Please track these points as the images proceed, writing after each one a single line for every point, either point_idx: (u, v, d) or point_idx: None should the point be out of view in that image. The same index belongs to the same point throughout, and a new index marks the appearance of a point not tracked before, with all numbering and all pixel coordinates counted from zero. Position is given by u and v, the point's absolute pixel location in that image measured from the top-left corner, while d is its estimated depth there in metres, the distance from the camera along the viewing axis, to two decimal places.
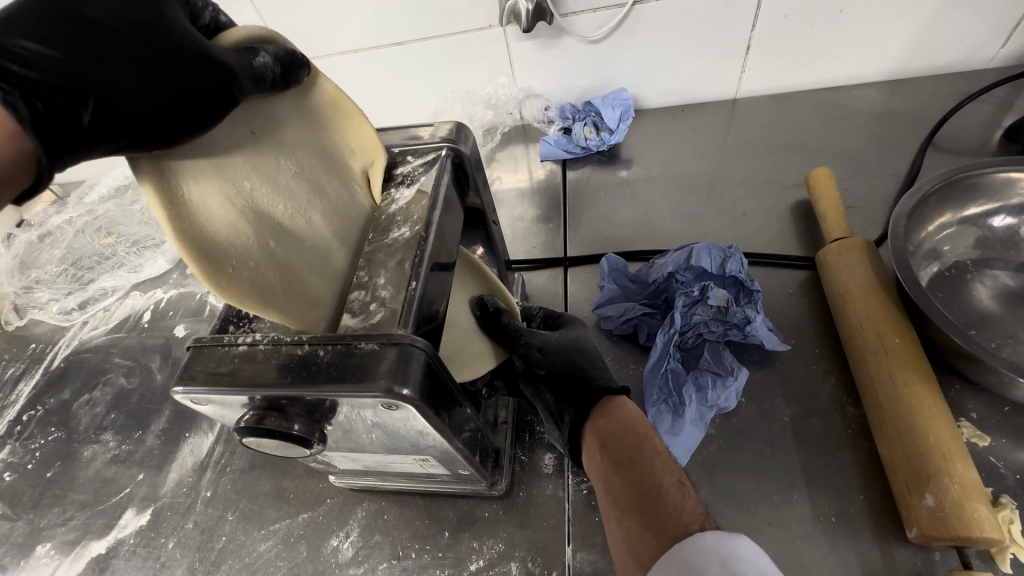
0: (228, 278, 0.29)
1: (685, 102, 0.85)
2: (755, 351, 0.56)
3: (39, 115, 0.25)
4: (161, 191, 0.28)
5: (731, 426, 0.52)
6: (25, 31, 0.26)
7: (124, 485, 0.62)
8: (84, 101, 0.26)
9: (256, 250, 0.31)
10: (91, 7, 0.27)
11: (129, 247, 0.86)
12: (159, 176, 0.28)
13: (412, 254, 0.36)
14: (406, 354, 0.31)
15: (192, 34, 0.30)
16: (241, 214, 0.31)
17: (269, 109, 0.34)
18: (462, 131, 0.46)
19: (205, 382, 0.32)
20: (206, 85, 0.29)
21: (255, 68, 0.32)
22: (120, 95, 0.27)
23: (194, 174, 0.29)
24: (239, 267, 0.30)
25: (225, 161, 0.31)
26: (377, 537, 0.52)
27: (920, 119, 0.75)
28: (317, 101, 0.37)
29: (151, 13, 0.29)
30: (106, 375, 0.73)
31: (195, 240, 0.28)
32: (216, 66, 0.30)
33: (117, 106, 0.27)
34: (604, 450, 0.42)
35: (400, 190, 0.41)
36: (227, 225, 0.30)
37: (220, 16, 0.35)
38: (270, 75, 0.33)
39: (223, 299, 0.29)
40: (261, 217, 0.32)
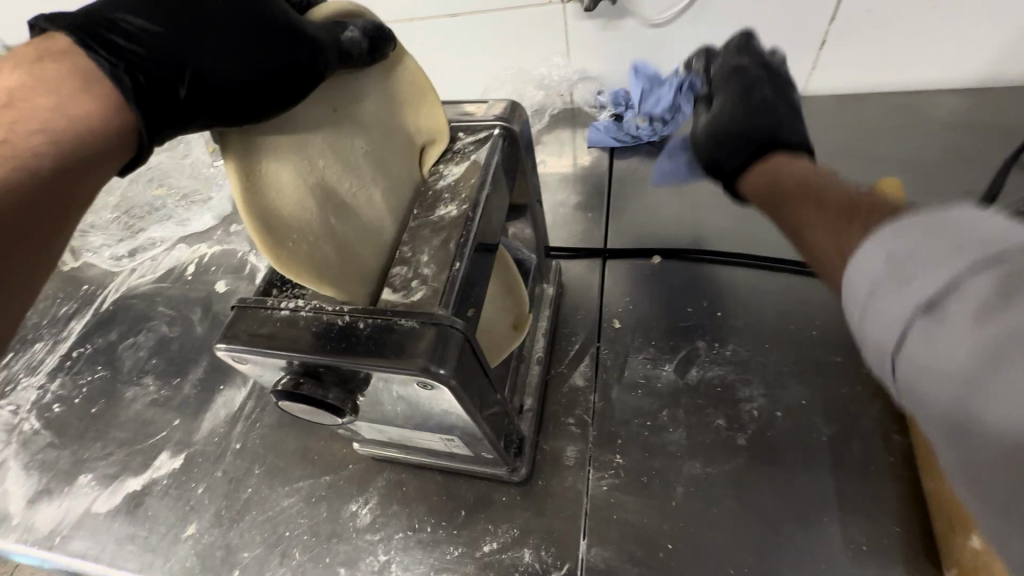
0: (289, 252, 0.31)
1: None
2: (797, 365, 0.54)
3: (141, 87, 0.25)
4: (241, 165, 0.30)
5: (764, 440, 0.50)
6: (129, 8, 0.26)
7: (160, 428, 0.65)
8: (182, 73, 0.26)
9: (319, 226, 0.32)
10: None
11: (179, 201, 0.89)
12: (243, 151, 0.30)
13: (458, 233, 0.35)
14: (444, 335, 0.30)
15: (282, 9, 0.30)
16: (310, 192, 0.32)
17: (353, 85, 0.36)
18: (516, 109, 0.44)
19: (248, 342, 0.32)
20: (295, 58, 0.29)
21: (342, 43, 0.32)
22: (215, 67, 0.27)
23: (274, 150, 0.31)
24: (300, 241, 0.31)
25: (304, 136, 0.32)
26: (395, 507, 0.53)
27: (1006, 133, 0.69)
28: (397, 80, 0.39)
29: None
30: (150, 322, 0.77)
31: (262, 215, 0.30)
32: (304, 39, 0.30)
33: (212, 81, 0.27)
34: (768, 183, 0.43)
35: (450, 167, 0.40)
36: (295, 202, 0.31)
37: None
38: (357, 50, 0.33)
39: (284, 271, 0.31)
40: (327, 193, 0.33)
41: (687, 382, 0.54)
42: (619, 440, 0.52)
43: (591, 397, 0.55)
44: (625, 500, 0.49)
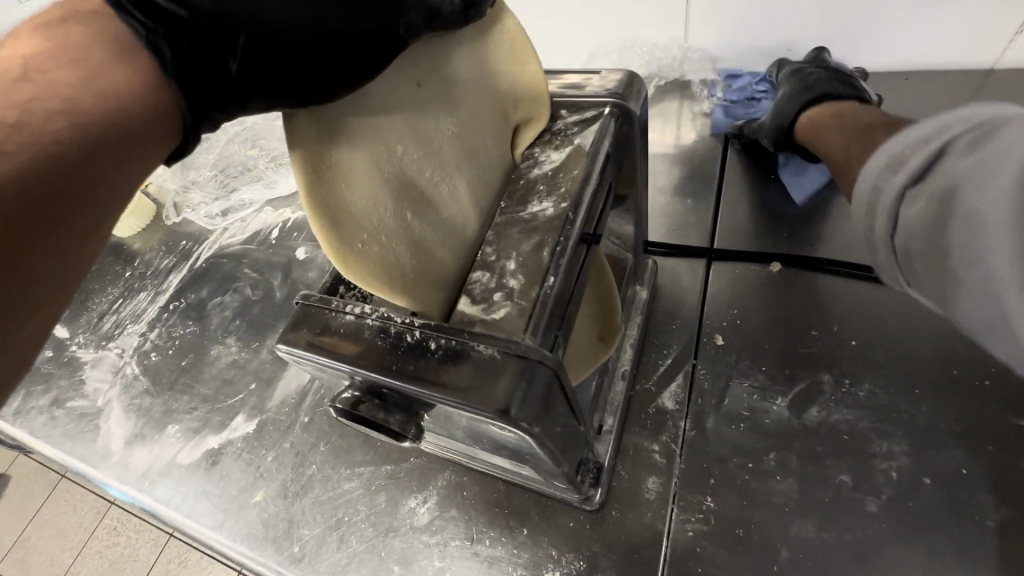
0: (357, 255, 0.27)
1: (912, 69, 0.65)
2: (956, 422, 0.43)
3: (186, 58, 0.22)
4: (310, 152, 0.25)
5: (903, 510, 0.40)
6: None
7: (239, 390, 0.67)
8: (235, 40, 0.22)
9: (393, 224, 0.28)
10: None
11: (268, 163, 0.90)
12: (313, 135, 0.26)
13: (554, 239, 0.29)
14: (531, 372, 0.25)
15: None
16: (385, 186, 0.28)
17: (442, 52, 0.30)
18: (633, 83, 0.36)
19: (309, 349, 0.29)
20: (371, 27, 0.25)
21: (432, 1, 0.27)
22: (273, 34, 0.23)
23: (347, 135, 0.26)
24: (370, 242, 0.27)
25: (382, 117, 0.27)
26: (454, 512, 0.50)
27: None
28: (495, 45, 0.32)
29: None
30: (236, 283, 0.79)
31: (329, 212, 0.26)
32: (375, 1, 0.26)
33: (270, 52, 0.23)
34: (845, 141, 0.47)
35: (549, 152, 0.33)
36: (367, 197, 0.27)
37: None
38: (448, 10, 0.27)
39: (350, 277, 0.27)
40: (403, 186, 0.28)
41: (804, 424, 0.45)
42: (712, 481, 0.45)
43: (682, 424, 0.48)
44: (715, 552, 0.42)
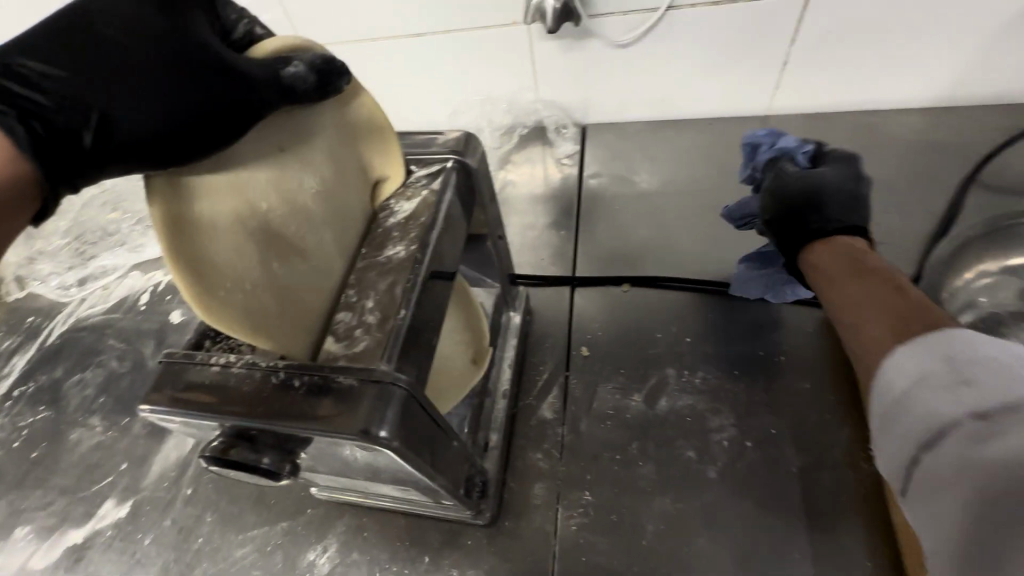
0: (220, 301, 0.29)
1: (714, 116, 0.81)
2: (767, 392, 0.53)
3: (39, 136, 0.23)
4: (169, 209, 0.27)
5: (735, 472, 0.49)
6: (30, 50, 0.24)
7: (107, 473, 0.61)
8: (87, 117, 0.24)
9: (258, 272, 0.30)
10: (102, 19, 0.25)
11: (133, 225, 0.85)
12: (171, 194, 0.28)
13: (405, 277, 0.33)
14: (386, 394, 0.28)
15: (212, 43, 0.28)
16: (249, 237, 0.30)
17: (303, 119, 0.33)
18: (471, 141, 0.43)
19: (173, 403, 0.30)
20: (225, 97, 0.27)
21: (282, 79, 0.30)
22: (127, 109, 0.25)
23: (208, 193, 0.29)
24: (234, 290, 0.29)
25: (245, 176, 0.30)
26: (355, 555, 0.50)
27: (963, 152, 0.70)
28: (353, 114, 0.36)
29: (167, 23, 0.27)
30: (99, 357, 0.72)
31: (190, 264, 0.28)
32: (236, 78, 0.28)
33: (125, 126, 0.25)
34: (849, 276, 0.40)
35: (401, 203, 0.38)
36: (230, 249, 0.29)
37: (256, 27, 0.32)
38: (302, 86, 0.31)
39: (214, 322, 0.29)
40: (268, 239, 0.31)
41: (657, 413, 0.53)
42: (588, 477, 0.50)
43: (560, 431, 0.53)
44: (595, 540, 0.47)
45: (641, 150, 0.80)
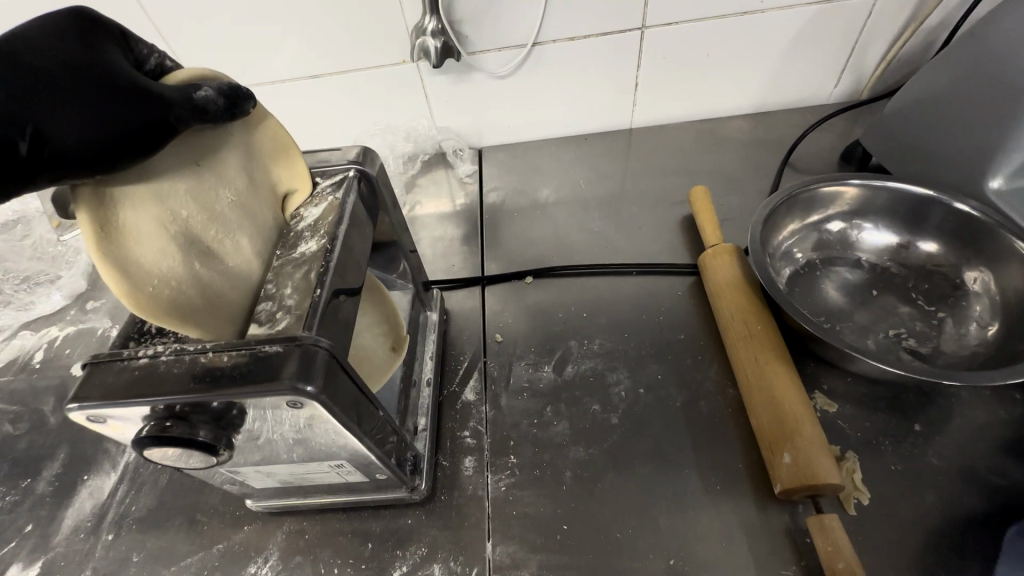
0: (149, 298, 0.32)
1: (589, 132, 0.94)
2: (651, 347, 0.63)
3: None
4: (95, 219, 0.31)
5: (633, 415, 0.57)
6: None
7: (7, 539, 0.57)
8: (21, 130, 0.28)
9: (184, 271, 0.34)
10: (28, 52, 0.30)
11: (18, 284, 0.80)
12: (95, 206, 0.31)
13: (318, 265, 0.39)
14: (309, 354, 0.33)
15: (130, 74, 0.33)
16: (174, 241, 0.34)
17: (213, 138, 0.38)
18: (369, 154, 0.49)
19: (102, 396, 0.32)
20: (146, 116, 0.32)
21: (195, 100, 0.35)
22: (59, 125, 0.29)
23: (130, 201, 0.32)
24: (161, 286, 0.33)
25: (163, 187, 0.34)
26: (298, 558, 0.51)
27: (778, 145, 0.88)
28: (259, 135, 0.42)
29: (88, 59, 0.32)
30: None
31: (119, 266, 0.31)
32: (153, 100, 0.33)
33: (57, 138, 0.29)
34: None
35: (310, 208, 0.44)
36: (156, 251, 0.33)
37: (166, 62, 0.39)
38: (212, 107, 0.36)
39: (144, 315, 0.32)
40: (189, 241, 0.35)
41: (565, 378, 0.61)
42: (512, 442, 0.56)
43: (483, 408, 0.59)
44: (523, 495, 0.52)
45: (531, 165, 0.91)
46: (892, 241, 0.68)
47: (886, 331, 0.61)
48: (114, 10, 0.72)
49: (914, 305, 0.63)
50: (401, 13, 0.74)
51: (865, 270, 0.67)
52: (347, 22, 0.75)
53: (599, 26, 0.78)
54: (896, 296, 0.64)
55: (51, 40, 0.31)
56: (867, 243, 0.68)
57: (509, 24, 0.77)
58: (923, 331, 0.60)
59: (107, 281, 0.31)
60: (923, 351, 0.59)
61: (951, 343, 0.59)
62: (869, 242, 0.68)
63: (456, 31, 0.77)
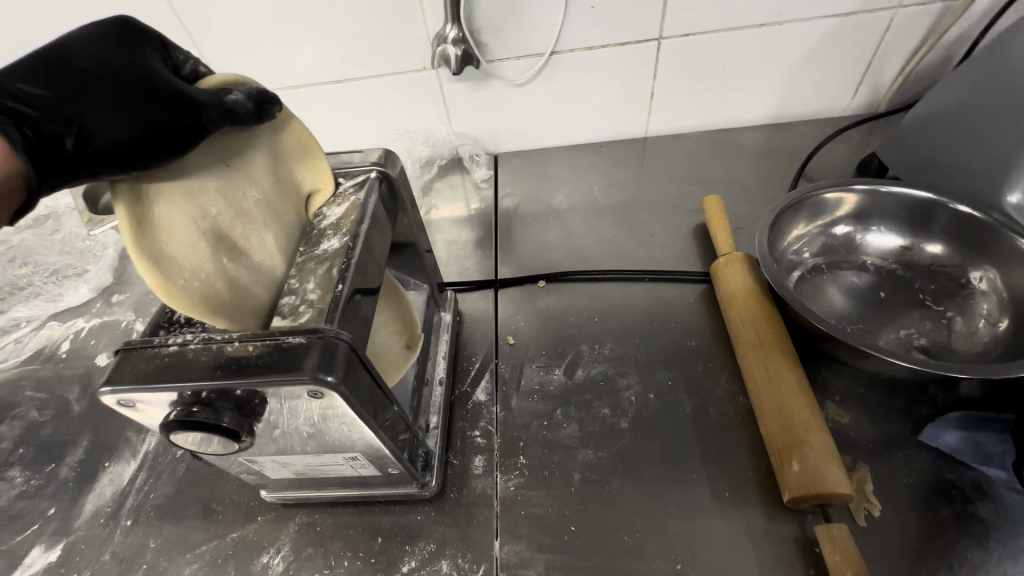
0: (181, 289, 0.33)
1: (603, 140, 0.95)
2: (662, 353, 0.63)
3: (29, 141, 0.28)
4: (132, 213, 0.32)
5: (643, 420, 0.57)
6: (16, 75, 0.29)
7: (31, 522, 0.59)
8: (67, 128, 0.30)
9: (211, 265, 0.35)
10: (77, 57, 0.32)
11: (47, 277, 0.83)
12: (133, 201, 0.33)
13: (340, 261, 0.40)
14: (330, 346, 0.34)
15: (167, 78, 0.35)
16: (203, 237, 0.35)
17: (242, 140, 0.40)
18: (391, 156, 0.51)
19: (134, 381, 0.34)
20: (182, 118, 0.34)
21: (227, 103, 0.37)
22: (101, 124, 0.31)
23: (164, 198, 0.34)
24: (192, 279, 0.34)
25: (194, 185, 0.36)
26: (310, 549, 0.52)
27: (793, 156, 0.88)
28: (285, 137, 0.43)
29: (130, 63, 0.34)
30: (15, 409, 0.69)
31: (153, 258, 0.32)
32: (188, 103, 0.35)
33: (98, 136, 0.31)
34: None
35: (333, 208, 0.45)
36: (187, 245, 0.34)
37: (201, 67, 0.41)
38: (243, 110, 0.38)
39: (175, 306, 0.33)
40: (218, 237, 0.36)
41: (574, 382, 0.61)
42: (522, 443, 0.57)
43: (494, 409, 0.60)
44: (532, 495, 0.53)
45: (546, 172, 0.92)
46: (900, 243, 0.69)
47: (898, 332, 0.62)
48: (149, 16, 0.75)
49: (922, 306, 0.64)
50: (424, 22, 0.76)
51: (872, 273, 0.68)
52: (370, 29, 0.77)
53: (617, 37, 0.80)
54: (904, 296, 0.65)
55: (98, 45, 0.33)
56: (874, 246, 0.70)
57: (528, 33, 0.79)
58: (932, 330, 0.62)
59: (142, 273, 0.32)
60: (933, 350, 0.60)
61: (962, 341, 0.60)
62: (875, 245, 0.70)
63: (477, 39, 0.79)
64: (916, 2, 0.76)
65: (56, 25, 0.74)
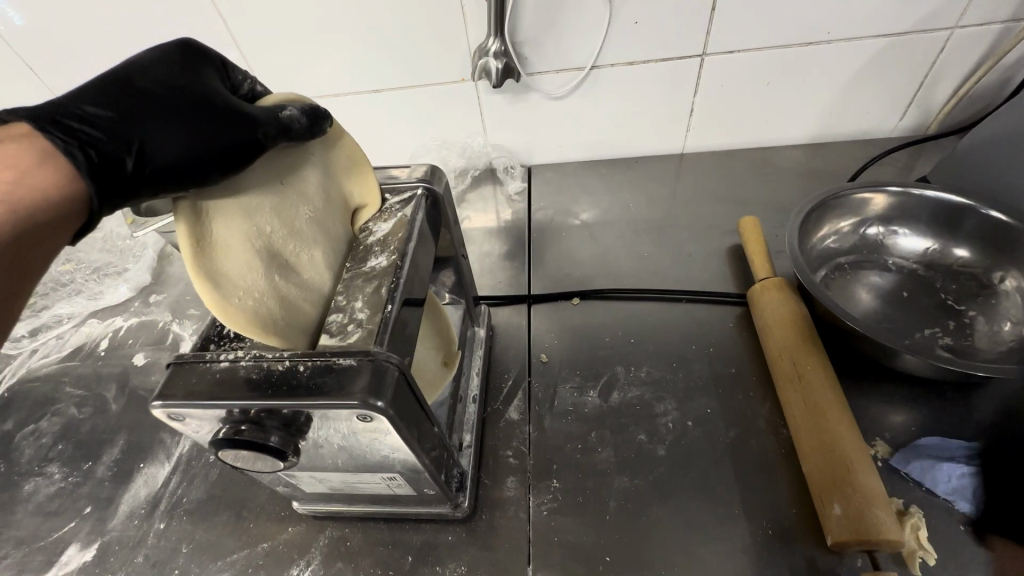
0: (236, 308, 0.33)
1: (639, 155, 0.94)
2: (700, 379, 0.61)
3: (91, 160, 0.30)
4: (193, 232, 0.33)
5: (680, 448, 0.56)
6: (88, 99, 0.31)
7: (67, 520, 0.59)
8: (129, 148, 0.31)
9: (265, 284, 0.35)
10: (143, 80, 0.34)
11: (89, 275, 0.85)
12: (193, 221, 0.33)
13: (389, 281, 0.40)
14: (380, 370, 0.34)
15: (224, 97, 0.36)
16: (258, 255, 0.35)
17: (296, 157, 0.40)
18: (436, 172, 0.50)
19: (185, 396, 0.34)
20: (237, 134, 0.34)
21: (281, 120, 0.37)
22: (159, 143, 0.32)
23: (222, 216, 0.34)
24: (246, 297, 0.34)
25: (250, 203, 0.36)
26: (339, 564, 0.52)
27: (837, 176, 0.86)
28: (336, 152, 0.43)
29: (191, 83, 0.35)
30: (55, 405, 0.71)
31: (211, 278, 0.32)
32: (243, 121, 0.35)
33: (157, 154, 0.32)
34: None
35: (379, 224, 0.45)
36: (243, 264, 0.34)
37: (257, 87, 0.42)
38: (296, 125, 0.38)
39: (230, 325, 0.33)
40: (271, 254, 0.36)
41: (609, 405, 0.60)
42: (555, 466, 0.56)
43: (527, 429, 0.59)
44: (565, 521, 0.52)
45: (580, 186, 0.91)
46: (928, 246, 0.68)
47: (922, 331, 0.61)
48: (197, 23, 0.76)
49: (944, 304, 0.64)
50: (465, 34, 0.76)
51: (895, 273, 0.68)
52: (412, 40, 0.78)
53: (659, 53, 0.78)
54: (928, 297, 0.65)
55: (162, 68, 0.35)
56: (900, 248, 0.69)
57: (570, 47, 0.78)
58: (955, 331, 0.61)
59: (199, 291, 0.32)
60: (958, 348, 0.59)
61: (987, 340, 0.59)
62: (903, 247, 0.69)
63: (518, 52, 0.78)
64: (975, 23, 0.73)
65: (108, 30, 0.76)
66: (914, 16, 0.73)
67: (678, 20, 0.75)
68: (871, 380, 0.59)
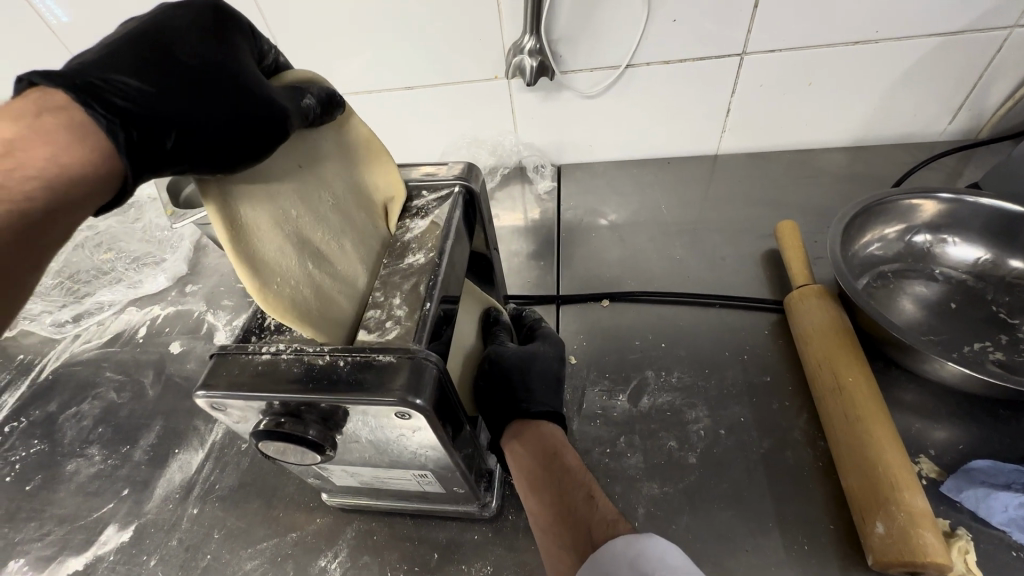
0: (274, 294, 0.34)
1: (671, 156, 0.92)
2: (734, 387, 0.60)
3: (132, 141, 0.27)
4: (223, 210, 0.32)
5: (712, 457, 0.55)
6: (118, 69, 0.28)
7: (106, 501, 0.61)
8: (168, 128, 0.29)
9: (299, 272, 0.36)
10: (180, 51, 0.31)
11: (129, 263, 0.88)
12: (217, 196, 0.32)
13: (426, 279, 0.40)
14: (419, 367, 0.34)
15: (258, 78, 0.34)
16: (288, 240, 0.35)
17: (316, 141, 0.39)
18: (473, 170, 0.50)
19: (228, 387, 0.34)
20: (267, 118, 0.33)
21: (302, 108, 0.36)
22: (198, 123, 0.30)
23: (252, 197, 0.34)
24: (282, 284, 0.34)
25: (275, 185, 0.35)
26: (366, 558, 0.52)
27: (880, 180, 0.83)
28: (351, 135, 0.42)
29: (226, 58, 0.33)
30: (96, 389, 0.73)
31: (251, 262, 0.33)
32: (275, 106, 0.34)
33: (198, 138, 0.30)
34: None
35: (416, 221, 0.45)
36: (276, 247, 0.34)
37: (281, 60, 0.41)
38: (314, 113, 0.37)
39: (272, 314, 0.34)
40: (303, 240, 0.36)
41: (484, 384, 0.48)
42: None
43: None
44: None
45: (610, 186, 0.90)
46: (980, 257, 0.65)
47: (970, 345, 0.58)
48: None
49: (996, 318, 0.61)
50: (500, 33, 0.76)
51: (942, 283, 0.65)
52: (445, 39, 0.78)
53: (697, 52, 0.77)
54: (977, 309, 0.62)
55: (196, 38, 0.32)
56: (949, 257, 0.67)
57: (604, 46, 0.77)
58: (1010, 346, 0.58)
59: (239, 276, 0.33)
60: (1012, 365, 0.56)
61: None
62: (953, 257, 0.66)
63: (552, 50, 0.77)
64: None
65: None
66: (971, 14, 0.70)
67: (715, 19, 0.73)
68: (914, 395, 0.57)
